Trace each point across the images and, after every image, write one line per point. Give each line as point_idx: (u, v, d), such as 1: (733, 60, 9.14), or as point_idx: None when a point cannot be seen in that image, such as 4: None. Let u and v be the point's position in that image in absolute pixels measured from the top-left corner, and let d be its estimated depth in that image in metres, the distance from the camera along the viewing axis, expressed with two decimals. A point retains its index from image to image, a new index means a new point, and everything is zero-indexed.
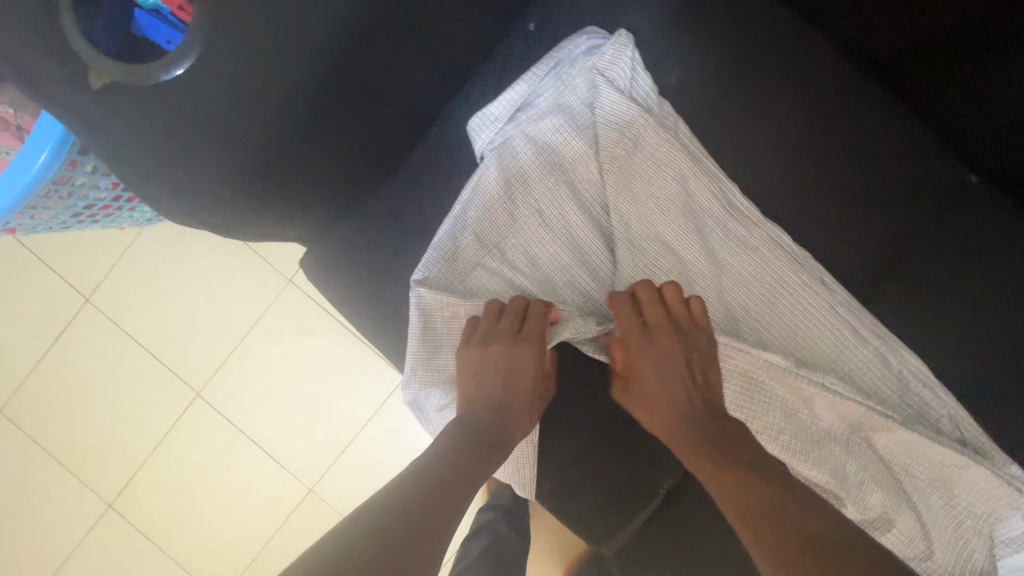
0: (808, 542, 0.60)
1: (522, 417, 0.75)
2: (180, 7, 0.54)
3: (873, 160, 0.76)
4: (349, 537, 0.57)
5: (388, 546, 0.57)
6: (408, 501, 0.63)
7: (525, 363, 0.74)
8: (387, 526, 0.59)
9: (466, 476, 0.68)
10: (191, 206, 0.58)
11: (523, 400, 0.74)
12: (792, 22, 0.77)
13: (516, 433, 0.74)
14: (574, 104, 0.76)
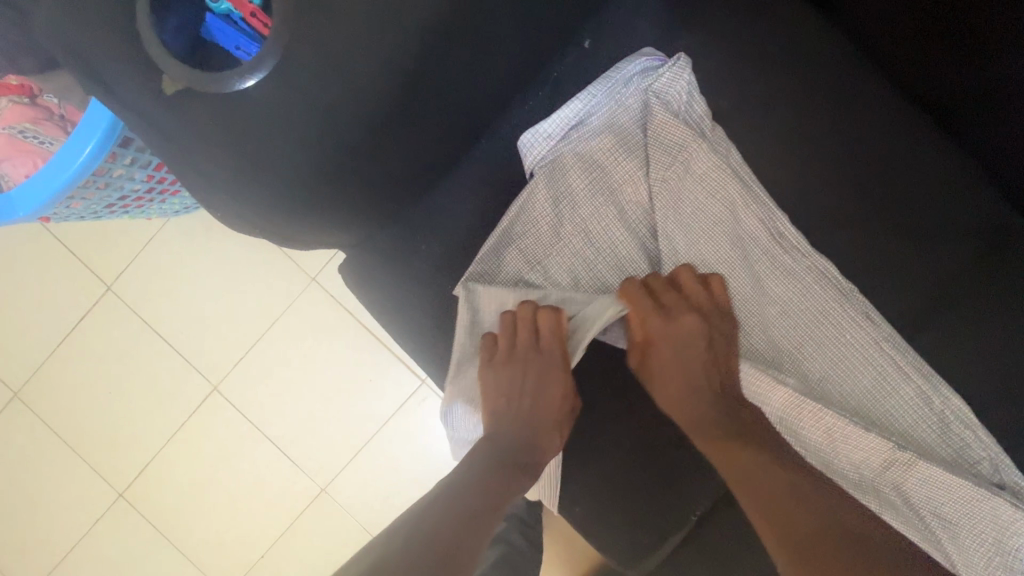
0: (818, 525, 0.67)
1: (551, 434, 0.73)
2: (253, 13, 0.53)
3: (924, 197, 0.76)
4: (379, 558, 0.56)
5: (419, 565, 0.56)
6: (436, 521, 0.62)
7: (553, 374, 0.73)
8: (417, 545, 0.58)
9: (496, 494, 0.67)
10: (247, 211, 0.57)
11: (552, 415, 0.73)
12: (848, 55, 0.77)
13: (545, 451, 0.73)
14: (626, 125, 0.76)
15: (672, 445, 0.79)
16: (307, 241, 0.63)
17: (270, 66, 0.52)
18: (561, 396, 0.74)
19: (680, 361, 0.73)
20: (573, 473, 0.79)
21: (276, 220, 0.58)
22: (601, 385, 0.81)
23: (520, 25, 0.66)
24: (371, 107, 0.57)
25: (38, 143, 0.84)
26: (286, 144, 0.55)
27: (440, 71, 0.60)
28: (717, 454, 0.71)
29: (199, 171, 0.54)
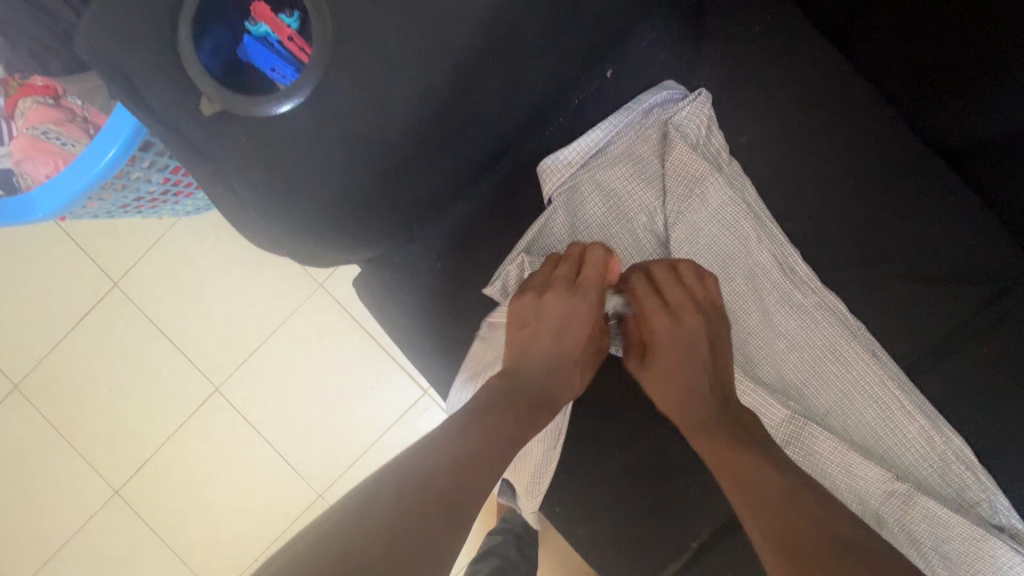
0: (827, 537, 0.57)
1: (570, 376, 0.69)
2: (291, 38, 0.54)
3: (935, 239, 0.77)
4: (373, 506, 0.50)
5: (420, 518, 0.51)
6: (435, 466, 0.57)
7: (589, 312, 0.69)
8: (419, 494, 0.53)
9: (503, 443, 0.62)
10: (270, 228, 0.56)
11: (572, 359, 0.69)
12: (866, 97, 0.79)
13: (562, 393, 0.69)
14: (645, 155, 0.78)
15: (677, 473, 0.79)
16: (326, 260, 0.64)
17: (308, 91, 0.54)
18: (584, 340, 0.69)
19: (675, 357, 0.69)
20: (576, 496, 0.80)
21: (298, 239, 0.58)
22: (610, 410, 0.81)
23: (548, 56, 0.67)
24: (399, 133, 0.58)
25: (60, 144, 0.84)
26: (313, 164, 0.55)
27: (468, 99, 0.61)
28: (714, 453, 0.65)
29: (228, 188, 0.54)
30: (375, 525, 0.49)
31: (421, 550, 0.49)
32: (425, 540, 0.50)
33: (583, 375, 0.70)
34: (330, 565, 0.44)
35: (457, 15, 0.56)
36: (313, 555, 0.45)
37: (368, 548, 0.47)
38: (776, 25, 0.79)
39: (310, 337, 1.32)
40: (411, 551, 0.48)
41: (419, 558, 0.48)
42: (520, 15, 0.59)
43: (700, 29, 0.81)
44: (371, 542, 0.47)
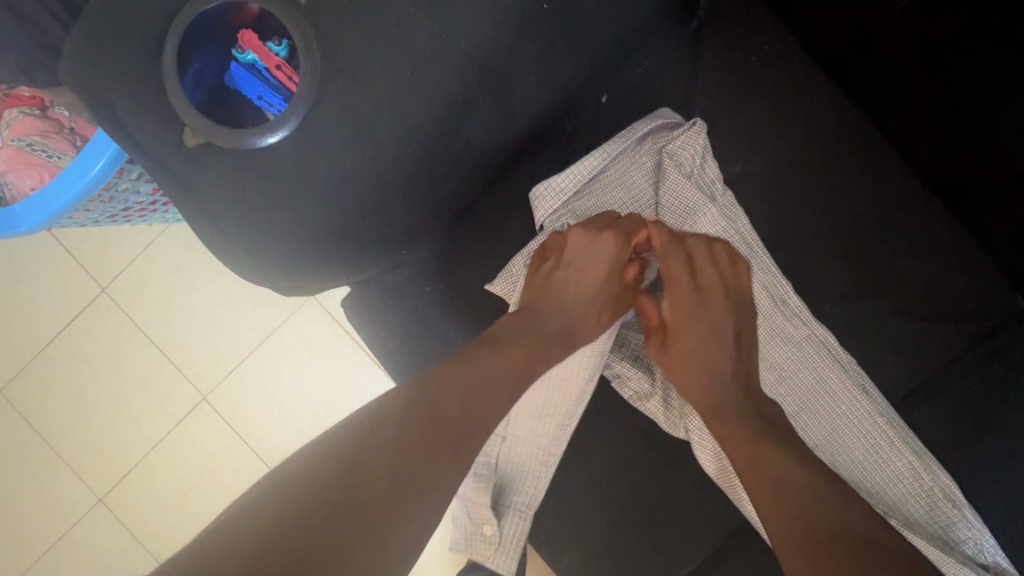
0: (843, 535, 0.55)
1: (590, 312, 0.70)
2: (279, 66, 0.52)
3: (927, 274, 0.77)
4: (375, 427, 0.52)
5: (422, 444, 0.52)
6: (441, 392, 0.57)
7: (608, 253, 0.70)
8: (419, 423, 0.53)
9: (515, 379, 0.62)
10: (250, 258, 0.54)
11: (593, 294, 0.70)
12: (861, 128, 0.78)
13: (583, 333, 0.69)
14: (641, 180, 0.77)
15: (664, 506, 0.78)
16: (310, 289, 0.62)
17: (295, 121, 0.52)
18: (605, 276, 0.70)
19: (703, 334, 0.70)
20: (562, 525, 0.79)
21: (280, 270, 0.56)
22: (600, 439, 0.79)
23: (542, 83, 0.66)
24: (389, 164, 0.57)
25: (45, 157, 0.82)
26: (300, 193, 0.54)
27: (459, 129, 0.61)
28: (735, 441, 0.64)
29: (208, 220, 0.52)
30: (376, 446, 0.50)
31: (420, 470, 0.51)
32: (426, 462, 0.52)
33: (599, 315, 0.70)
34: (331, 478, 0.47)
35: (449, 48, 0.56)
36: (317, 467, 0.48)
37: (369, 465, 0.49)
38: (772, 55, 0.79)
39: (301, 347, 1.30)
40: (410, 471, 0.51)
41: (420, 477, 0.51)
42: (510, 49, 0.60)
43: (697, 57, 0.80)
44: (372, 460, 0.49)
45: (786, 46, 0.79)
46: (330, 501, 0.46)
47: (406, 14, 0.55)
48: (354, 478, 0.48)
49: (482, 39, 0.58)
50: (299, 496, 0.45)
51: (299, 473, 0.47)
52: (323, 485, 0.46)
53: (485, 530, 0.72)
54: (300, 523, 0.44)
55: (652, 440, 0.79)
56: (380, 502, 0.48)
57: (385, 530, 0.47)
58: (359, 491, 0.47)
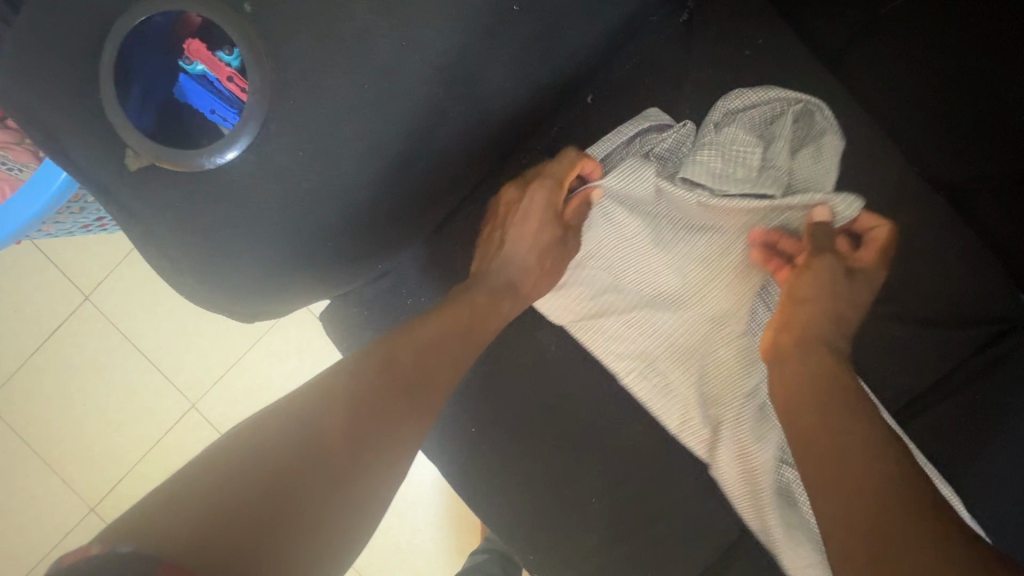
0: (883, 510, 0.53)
1: (532, 263, 0.69)
2: (229, 77, 0.48)
3: (928, 276, 0.73)
4: (330, 393, 0.51)
5: (378, 409, 0.53)
6: (396, 360, 0.56)
7: (537, 201, 0.68)
8: (378, 376, 0.55)
9: (462, 326, 0.62)
10: (205, 287, 0.51)
11: (531, 245, 0.68)
12: (860, 125, 0.74)
13: (529, 284, 0.69)
14: (755, 151, 0.68)
15: (656, 522, 0.76)
16: (279, 313, 0.59)
17: (248, 138, 0.49)
18: (540, 226, 0.68)
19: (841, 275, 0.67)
20: (554, 544, 0.77)
21: (243, 297, 0.53)
22: (592, 454, 0.76)
23: (519, 85, 0.61)
24: (353, 182, 0.54)
25: (7, 170, 0.77)
26: (255, 214, 0.51)
27: (428, 139, 0.57)
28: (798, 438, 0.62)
29: (160, 250, 0.49)
30: (323, 409, 0.50)
31: (373, 436, 0.51)
32: (379, 427, 0.52)
33: (542, 261, 0.69)
34: (268, 452, 0.44)
35: (413, 55, 0.52)
36: (274, 428, 0.46)
37: (326, 431, 0.48)
38: (766, 50, 0.75)
39: (291, 351, 1.27)
40: (365, 439, 0.50)
41: (372, 445, 0.51)
42: (481, 50, 0.55)
43: (687, 52, 0.75)
44: (331, 425, 0.49)
45: (782, 40, 0.75)
46: (287, 464, 0.44)
47: (366, 21, 0.51)
48: (314, 442, 0.47)
49: (449, 44, 0.53)
50: (256, 456, 0.44)
51: (242, 442, 0.44)
52: (276, 448, 0.45)
53: (625, 348, 0.74)
54: (260, 484, 0.42)
55: (644, 454, 0.76)
56: (338, 466, 0.47)
57: (339, 493, 0.46)
58: (318, 454, 0.46)
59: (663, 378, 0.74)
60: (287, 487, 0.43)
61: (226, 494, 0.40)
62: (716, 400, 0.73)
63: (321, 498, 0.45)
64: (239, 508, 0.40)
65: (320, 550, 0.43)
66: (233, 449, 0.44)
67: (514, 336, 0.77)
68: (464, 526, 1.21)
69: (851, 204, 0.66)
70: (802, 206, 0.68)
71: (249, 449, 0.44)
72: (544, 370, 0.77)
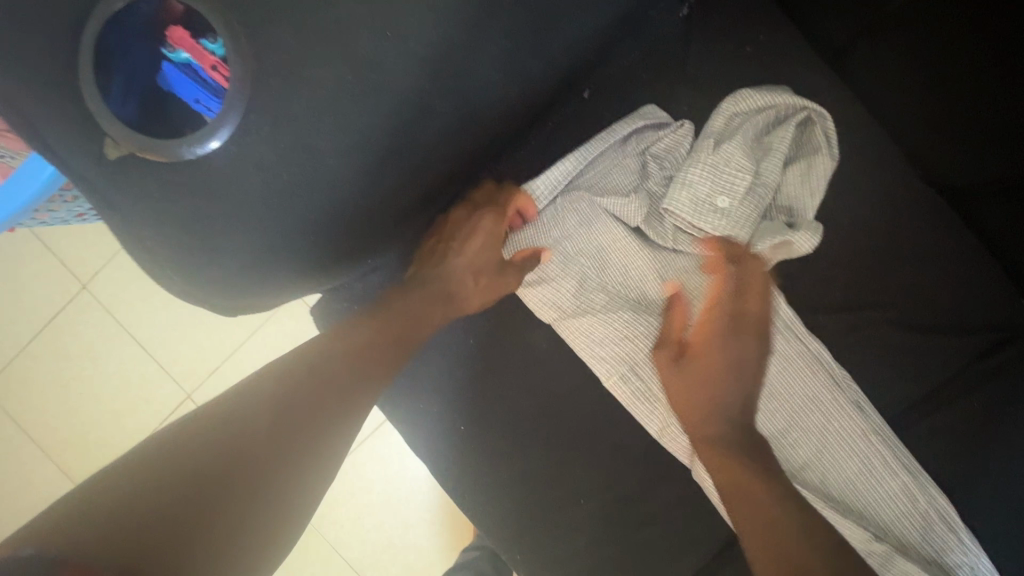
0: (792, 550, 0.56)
1: (467, 280, 0.68)
2: (213, 66, 0.48)
3: (928, 283, 0.72)
4: (254, 395, 0.51)
5: (307, 403, 0.53)
6: (329, 363, 0.58)
7: (483, 223, 0.69)
8: (311, 374, 0.56)
9: (396, 335, 0.64)
10: (187, 281, 0.50)
11: (468, 263, 0.68)
12: (862, 126, 0.72)
13: (465, 297, 0.69)
14: (746, 175, 0.67)
15: (646, 525, 0.75)
16: (265, 306, 0.59)
17: (230, 129, 0.48)
18: (481, 246, 0.69)
19: (719, 312, 0.65)
20: (542, 545, 0.76)
21: (228, 294, 0.52)
22: (582, 456, 0.75)
23: (510, 79, 0.60)
24: (336, 174, 0.53)
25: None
26: (239, 209, 0.50)
27: (417, 132, 0.56)
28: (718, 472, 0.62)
29: (135, 236, 0.48)
30: (251, 411, 0.50)
31: (304, 428, 0.52)
32: (310, 425, 0.53)
33: (478, 279, 0.69)
34: (192, 459, 0.44)
35: (399, 47, 0.51)
36: (190, 436, 0.45)
37: (250, 438, 0.48)
38: (766, 47, 0.73)
39: (286, 344, 1.26)
40: (291, 443, 0.50)
41: (305, 436, 0.52)
42: (472, 42, 0.54)
43: (687, 48, 0.74)
44: (252, 434, 0.48)
45: (782, 37, 0.73)
46: (212, 461, 0.44)
47: (350, 12, 0.50)
48: (236, 445, 0.46)
49: (435, 35, 0.52)
50: (175, 459, 0.43)
51: (164, 448, 0.44)
52: (203, 454, 0.44)
53: (613, 350, 0.71)
54: (177, 492, 0.41)
55: (635, 457, 0.75)
56: (263, 468, 0.47)
57: (260, 502, 0.46)
58: (245, 458, 0.46)
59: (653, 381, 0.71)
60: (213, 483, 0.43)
61: (143, 496, 0.40)
62: None
63: (253, 490, 0.46)
64: (143, 515, 0.39)
65: (250, 538, 0.44)
66: (156, 454, 0.43)
67: (505, 335, 0.76)
68: (456, 522, 1.20)
69: (808, 235, 0.66)
70: (768, 247, 0.67)
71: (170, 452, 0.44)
72: (535, 370, 0.76)
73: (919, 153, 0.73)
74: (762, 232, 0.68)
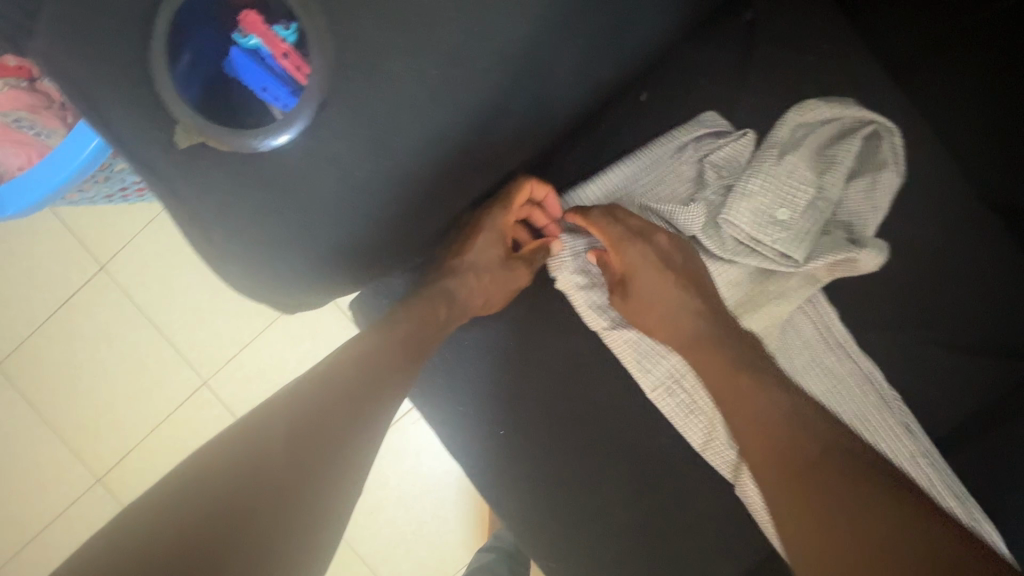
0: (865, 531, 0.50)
1: (469, 279, 0.66)
2: (284, 54, 0.47)
3: (986, 305, 0.69)
4: (270, 414, 0.49)
5: (326, 417, 0.51)
6: (350, 372, 0.55)
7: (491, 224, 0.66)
8: (336, 381, 0.53)
9: (420, 344, 0.62)
10: (244, 274, 0.48)
11: (473, 261, 0.66)
12: (928, 141, 0.70)
13: (468, 297, 0.67)
14: (808, 187, 0.65)
15: (681, 537, 0.74)
16: (321, 304, 0.57)
17: (302, 123, 0.46)
18: (488, 242, 0.67)
19: (615, 238, 0.65)
20: (574, 552, 0.74)
21: (284, 290, 0.50)
22: (619, 465, 0.74)
23: (581, 79, 0.57)
24: (406, 173, 0.51)
25: (32, 134, 0.73)
26: (300, 202, 0.48)
27: (482, 128, 0.53)
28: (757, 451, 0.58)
29: (201, 230, 0.46)
30: (269, 430, 0.47)
31: (324, 443, 0.49)
32: (330, 437, 0.50)
33: (481, 277, 0.66)
34: (207, 493, 0.42)
35: (479, 43, 0.50)
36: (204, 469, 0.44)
37: (268, 458, 0.46)
38: (833, 57, 0.71)
39: (305, 334, 1.23)
40: (314, 458, 0.48)
41: (325, 451, 0.49)
42: (545, 37, 0.52)
43: (750, 52, 0.72)
44: (268, 454, 0.46)
45: (849, 47, 0.71)
46: (228, 500, 0.43)
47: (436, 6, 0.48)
48: (252, 471, 0.45)
49: (518, 35, 0.51)
50: (186, 502, 0.42)
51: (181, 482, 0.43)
52: (215, 483, 0.43)
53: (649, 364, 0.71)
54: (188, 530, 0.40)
55: (673, 468, 0.74)
56: (283, 490, 0.45)
57: (282, 531, 0.44)
58: (262, 482, 0.44)
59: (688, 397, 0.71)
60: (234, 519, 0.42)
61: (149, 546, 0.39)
62: None
63: (277, 515, 0.44)
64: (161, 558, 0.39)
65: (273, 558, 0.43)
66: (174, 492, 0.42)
67: (547, 339, 0.74)
68: (471, 520, 1.19)
69: (874, 253, 0.63)
70: (828, 265, 0.65)
71: (185, 492, 0.42)
72: (575, 376, 0.74)
73: (982, 175, 0.69)
74: (821, 248, 0.66)
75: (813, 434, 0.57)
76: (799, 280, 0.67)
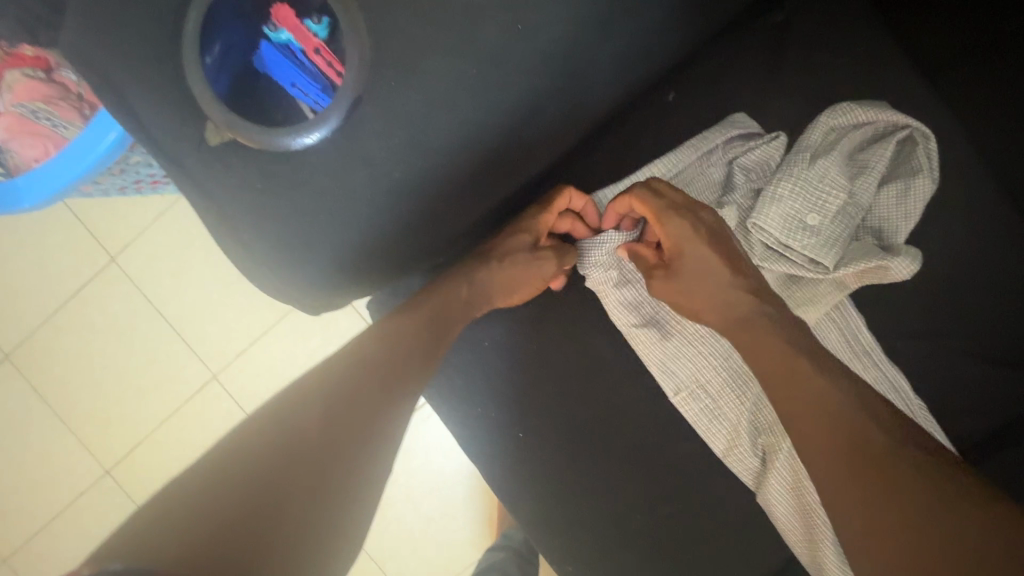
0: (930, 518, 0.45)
1: (492, 269, 0.65)
2: (316, 49, 0.46)
3: (1017, 315, 0.68)
4: (301, 402, 0.49)
5: (354, 410, 0.51)
6: (373, 369, 0.55)
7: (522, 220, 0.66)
8: (360, 376, 0.53)
9: (441, 345, 0.62)
10: (270, 273, 0.47)
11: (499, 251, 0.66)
12: (962, 146, 0.69)
13: (490, 287, 0.65)
14: (840, 192, 0.64)
15: (699, 542, 0.73)
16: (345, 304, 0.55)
17: (335, 121, 0.46)
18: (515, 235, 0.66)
19: (657, 212, 0.61)
20: (591, 555, 0.74)
21: (309, 290, 0.49)
22: (638, 469, 0.73)
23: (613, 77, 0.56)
24: (438, 173, 0.50)
25: (50, 126, 0.71)
26: (328, 200, 0.47)
27: (513, 127, 0.52)
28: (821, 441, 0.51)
29: (232, 229, 0.46)
30: (299, 421, 0.46)
31: (353, 435, 0.49)
32: (356, 431, 0.49)
33: (502, 265, 0.65)
34: (246, 475, 0.41)
35: (513, 41, 0.49)
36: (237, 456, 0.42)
37: (300, 445, 0.45)
38: (868, 59, 0.70)
39: (317, 330, 1.23)
40: (344, 452, 0.47)
41: (353, 445, 0.48)
42: (580, 35, 0.51)
43: (780, 53, 0.70)
44: (300, 442, 0.45)
45: (884, 50, 0.69)
46: (265, 483, 0.41)
47: (476, 3, 0.47)
48: (288, 455, 0.43)
49: (558, 34, 0.50)
50: (221, 485, 0.39)
51: (211, 468, 0.41)
52: (250, 467, 0.41)
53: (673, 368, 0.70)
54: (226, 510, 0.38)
55: (692, 473, 0.73)
56: (319, 476, 0.44)
57: (319, 518, 0.42)
58: (297, 469, 0.43)
59: (711, 403, 0.70)
60: (272, 501, 0.40)
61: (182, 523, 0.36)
62: (769, 426, 0.69)
63: (314, 500, 0.43)
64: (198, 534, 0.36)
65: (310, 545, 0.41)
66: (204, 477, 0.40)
67: (567, 341, 0.73)
68: (479, 520, 1.18)
69: (908, 261, 0.62)
70: (858, 272, 0.64)
71: (220, 476, 0.40)
72: (595, 379, 0.73)
73: (1018, 184, 0.67)
74: (852, 254, 0.64)
75: (878, 420, 0.50)
76: (829, 287, 0.66)
